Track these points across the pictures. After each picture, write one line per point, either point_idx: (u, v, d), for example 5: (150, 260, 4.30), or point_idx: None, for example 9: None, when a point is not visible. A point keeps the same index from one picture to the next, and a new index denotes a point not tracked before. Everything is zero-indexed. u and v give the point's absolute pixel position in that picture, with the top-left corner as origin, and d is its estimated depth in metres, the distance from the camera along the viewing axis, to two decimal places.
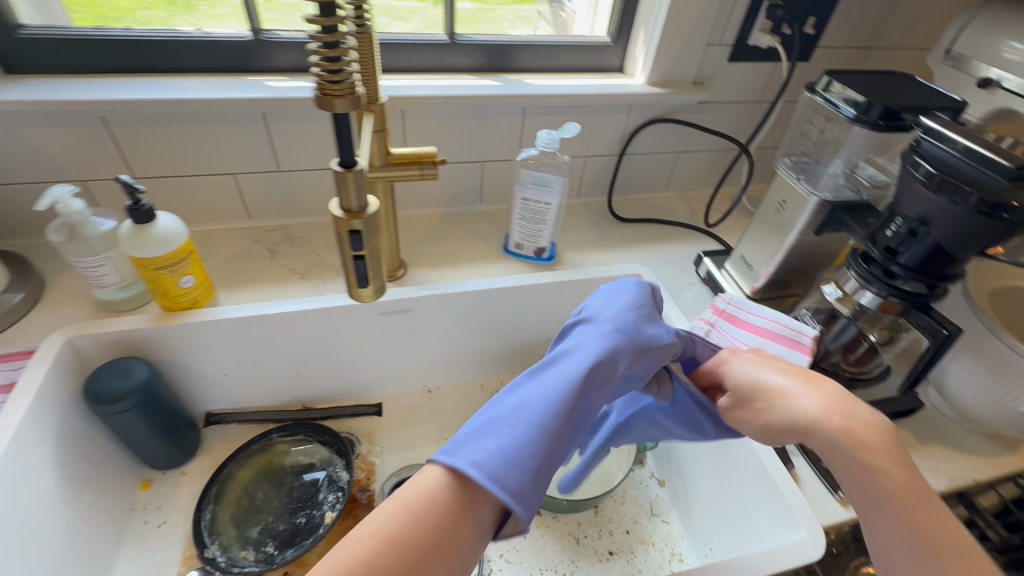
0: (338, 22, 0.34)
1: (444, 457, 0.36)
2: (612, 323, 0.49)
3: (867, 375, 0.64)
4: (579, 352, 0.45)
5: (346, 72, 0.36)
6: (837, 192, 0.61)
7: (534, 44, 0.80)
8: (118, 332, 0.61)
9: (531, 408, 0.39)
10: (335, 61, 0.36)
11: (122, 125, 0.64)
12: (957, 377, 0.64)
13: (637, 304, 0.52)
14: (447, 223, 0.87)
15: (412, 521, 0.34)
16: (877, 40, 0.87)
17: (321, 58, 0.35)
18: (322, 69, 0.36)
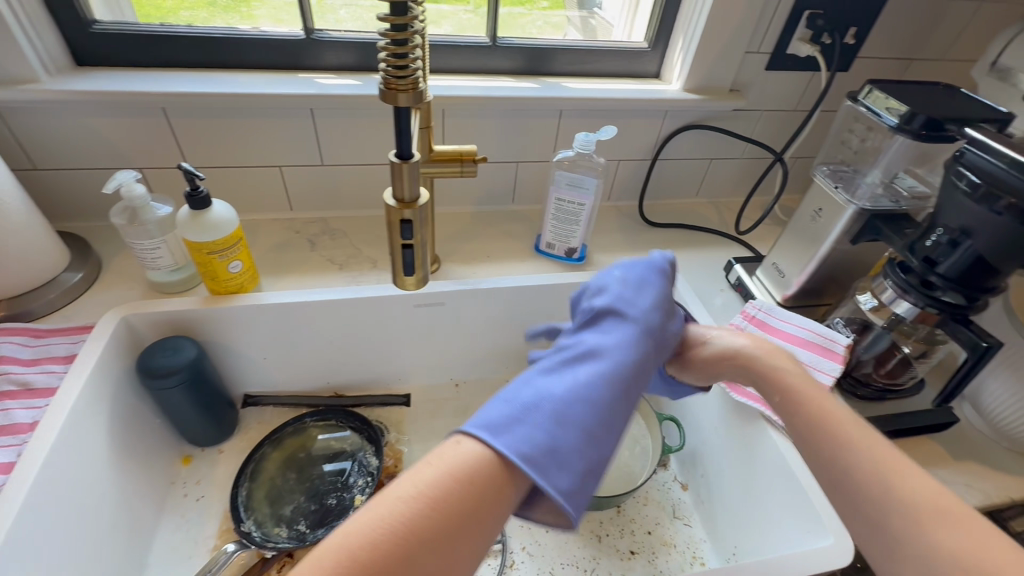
0: (409, 22, 0.38)
1: (490, 442, 0.37)
2: (641, 319, 0.50)
3: (900, 387, 0.64)
4: (615, 353, 0.46)
5: (411, 69, 0.39)
6: (875, 201, 0.61)
7: (572, 48, 0.82)
8: (169, 312, 0.64)
9: (574, 409, 0.40)
10: (402, 58, 0.39)
11: (181, 117, 0.67)
12: (995, 393, 0.63)
13: (661, 295, 0.53)
14: (480, 221, 0.88)
15: (456, 489, 0.35)
16: (920, 51, 0.86)
17: (389, 54, 0.39)
18: (389, 64, 0.39)
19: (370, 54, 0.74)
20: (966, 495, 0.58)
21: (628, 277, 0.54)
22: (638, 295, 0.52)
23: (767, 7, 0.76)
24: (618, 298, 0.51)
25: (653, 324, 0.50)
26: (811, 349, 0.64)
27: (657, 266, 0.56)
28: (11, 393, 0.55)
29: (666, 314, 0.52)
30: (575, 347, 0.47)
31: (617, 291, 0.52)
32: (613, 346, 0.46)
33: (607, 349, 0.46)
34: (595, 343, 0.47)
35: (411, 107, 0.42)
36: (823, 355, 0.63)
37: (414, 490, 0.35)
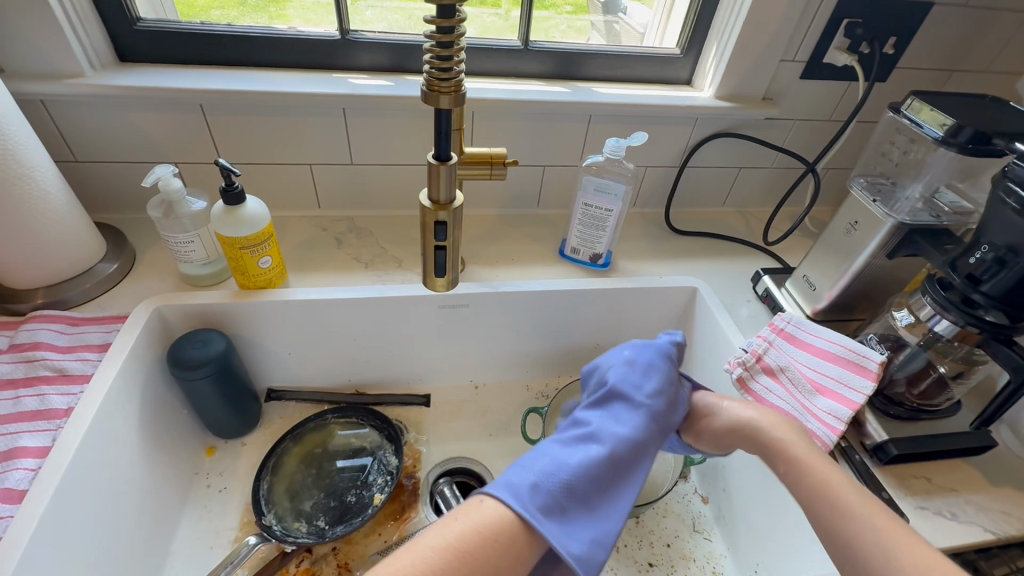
0: (456, 25, 0.38)
1: (507, 519, 0.40)
2: (651, 403, 0.52)
3: (935, 408, 0.62)
4: (624, 436, 0.49)
5: (455, 72, 0.40)
6: (914, 215, 0.59)
7: (604, 53, 0.81)
8: (200, 305, 0.65)
9: (586, 492, 0.44)
10: (447, 61, 0.40)
11: (217, 114, 0.68)
12: None
13: (665, 376, 0.55)
14: (505, 224, 0.88)
15: (484, 547, 0.39)
16: (962, 63, 0.84)
17: (434, 56, 0.39)
18: (433, 66, 0.40)
19: (402, 56, 0.75)
20: (1002, 523, 0.56)
21: (640, 357, 0.56)
22: (649, 376, 0.54)
23: (805, 15, 0.75)
24: (628, 378, 0.54)
25: (661, 408, 0.53)
26: (843, 366, 0.63)
27: (670, 350, 0.58)
28: (48, 378, 0.57)
29: (675, 397, 0.54)
30: (585, 425, 0.50)
31: (628, 371, 0.55)
32: (621, 430, 0.49)
33: (616, 432, 0.49)
34: (605, 424, 0.50)
35: (451, 110, 0.42)
36: (855, 373, 0.62)
37: (443, 542, 0.38)
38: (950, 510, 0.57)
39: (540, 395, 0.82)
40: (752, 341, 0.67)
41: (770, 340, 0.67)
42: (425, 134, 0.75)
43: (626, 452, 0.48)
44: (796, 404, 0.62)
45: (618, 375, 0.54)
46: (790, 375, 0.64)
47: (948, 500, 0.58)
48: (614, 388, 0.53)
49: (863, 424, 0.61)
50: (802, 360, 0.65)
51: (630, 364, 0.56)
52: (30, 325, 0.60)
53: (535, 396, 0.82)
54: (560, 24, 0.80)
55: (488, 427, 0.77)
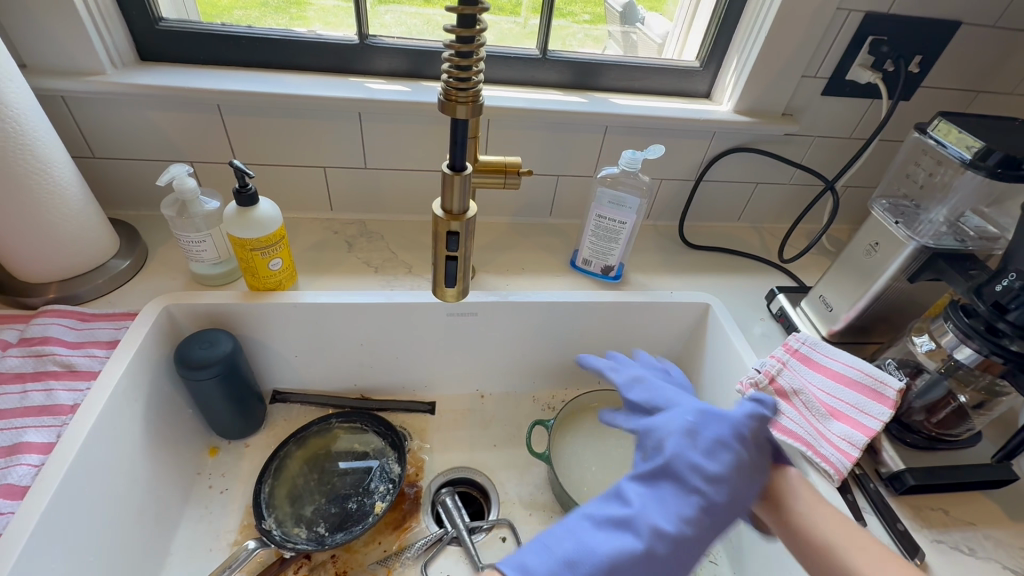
0: (475, 35, 0.38)
1: None
2: (704, 495, 0.46)
3: (954, 438, 0.60)
4: (665, 527, 0.44)
5: (473, 82, 0.39)
6: (938, 238, 0.58)
7: (622, 65, 0.81)
8: (210, 304, 0.65)
9: None
10: (465, 71, 0.39)
11: (234, 115, 0.69)
12: None
13: (737, 459, 0.47)
14: (516, 232, 0.88)
15: None
16: (989, 84, 0.82)
17: (452, 66, 0.39)
18: (451, 76, 0.39)
19: (420, 62, 0.74)
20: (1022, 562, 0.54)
21: (704, 432, 0.49)
22: (711, 459, 0.47)
23: (828, 31, 0.74)
24: (685, 457, 0.47)
25: (719, 499, 0.46)
26: (858, 391, 0.61)
27: (742, 426, 0.49)
28: (56, 373, 0.56)
29: (739, 489, 0.47)
30: (624, 505, 0.46)
31: (686, 446, 0.48)
32: (663, 521, 0.44)
33: (657, 523, 0.44)
34: (645, 511, 0.45)
35: (468, 120, 0.41)
36: (871, 399, 0.60)
37: None
38: (968, 545, 0.55)
39: (547, 407, 0.81)
40: (765, 361, 0.66)
41: (784, 361, 0.65)
42: (440, 140, 0.75)
43: (664, 550, 0.43)
44: (809, 428, 0.61)
45: (674, 450, 0.48)
46: (804, 398, 0.62)
47: (966, 534, 0.56)
48: (666, 463, 0.47)
49: (879, 451, 0.60)
50: (816, 383, 0.64)
51: (692, 438, 0.49)
52: (40, 319, 0.60)
53: (541, 408, 0.81)
54: (579, 34, 0.79)
55: (493, 438, 0.76)
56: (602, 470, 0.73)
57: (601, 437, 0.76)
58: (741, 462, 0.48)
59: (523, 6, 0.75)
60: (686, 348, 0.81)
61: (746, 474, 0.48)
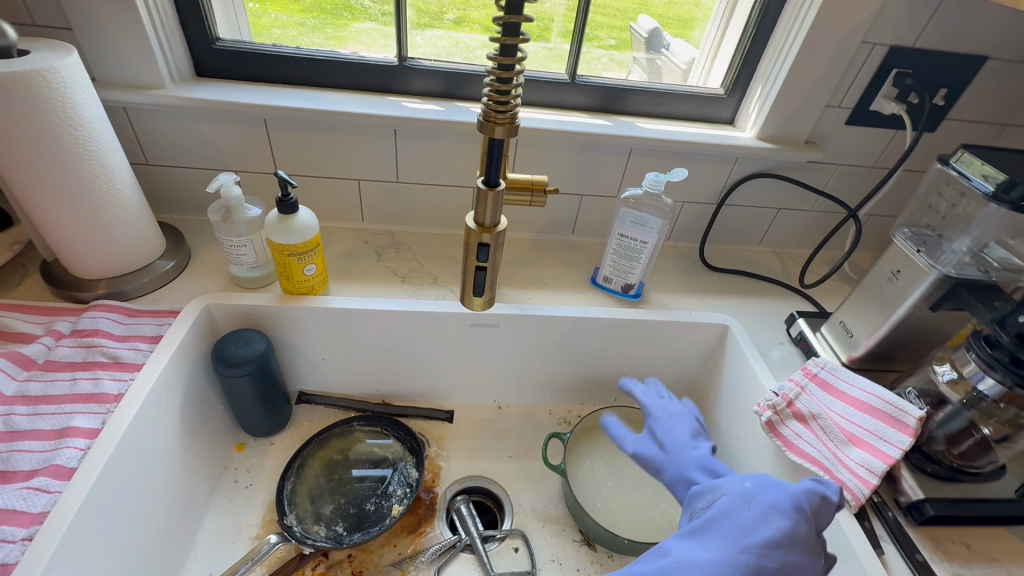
0: (516, 63, 0.41)
1: None
2: (754, 555, 0.43)
3: (976, 471, 0.59)
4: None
5: (511, 105, 0.42)
6: (959, 268, 0.58)
7: (647, 90, 0.83)
8: (246, 305, 0.68)
9: None
10: (504, 94, 0.42)
11: (279, 129, 0.73)
12: None
13: (792, 529, 0.45)
14: (539, 248, 0.90)
15: None
16: (1016, 117, 0.82)
17: (493, 89, 0.41)
18: (491, 98, 0.42)
19: (454, 83, 0.78)
20: None
21: (758, 496, 0.47)
22: (764, 523, 0.45)
23: (851, 63, 0.75)
24: (735, 518, 0.46)
25: (771, 565, 0.43)
26: (877, 418, 0.61)
27: (801, 498, 0.47)
28: (103, 363, 0.60)
29: (793, 562, 0.43)
30: (669, 556, 0.44)
31: (736, 508, 0.47)
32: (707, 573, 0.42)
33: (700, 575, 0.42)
34: (687, 562, 0.43)
35: (505, 139, 0.44)
36: (890, 425, 0.60)
37: None
38: None
39: (562, 421, 0.82)
40: (784, 384, 0.67)
41: (802, 385, 0.66)
42: (469, 158, 0.78)
43: None
44: (827, 453, 0.61)
45: (725, 510, 0.47)
46: (822, 423, 0.63)
47: (987, 569, 0.55)
48: (715, 521, 0.46)
49: (898, 480, 0.59)
50: (834, 408, 0.64)
51: (745, 502, 0.47)
52: (91, 313, 0.64)
53: (557, 422, 0.82)
54: (605, 60, 0.82)
55: (508, 448, 0.77)
56: (616, 486, 0.73)
57: (616, 453, 0.77)
58: (795, 535, 0.45)
59: (554, 33, 0.79)
60: (704, 369, 0.82)
61: (800, 552, 0.45)
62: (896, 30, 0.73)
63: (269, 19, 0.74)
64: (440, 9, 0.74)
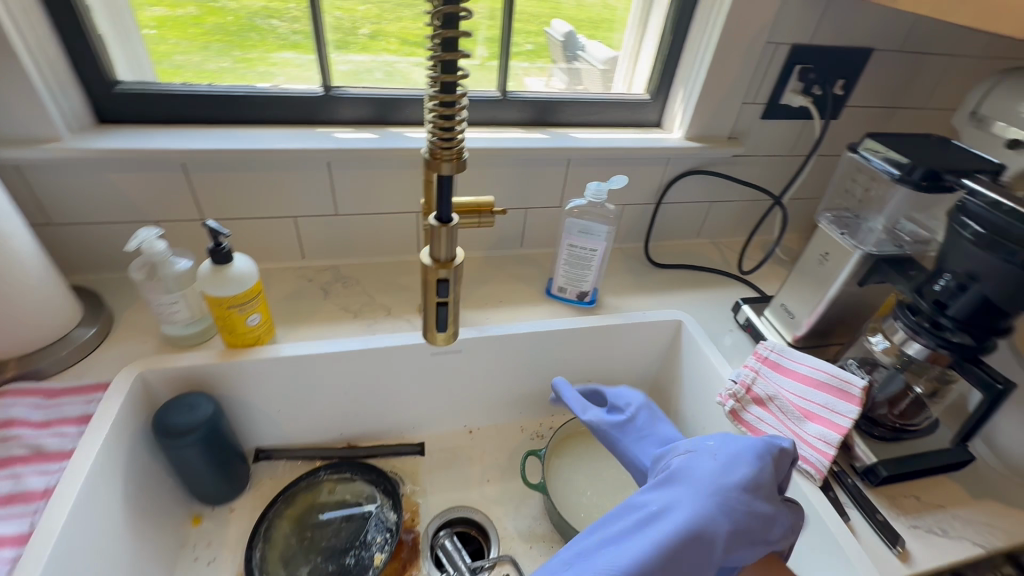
0: (459, 97, 0.40)
1: None
2: (722, 497, 0.44)
3: (913, 427, 0.64)
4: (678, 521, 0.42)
5: (458, 140, 0.41)
6: (879, 246, 0.64)
7: (577, 101, 0.85)
8: (186, 367, 0.63)
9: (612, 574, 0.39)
10: (450, 129, 0.41)
11: (201, 173, 0.68)
12: (1009, 432, 0.65)
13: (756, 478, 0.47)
14: (490, 265, 0.90)
15: None
16: (903, 101, 0.91)
17: (437, 126, 0.41)
18: (436, 136, 0.41)
19: (385, 109, 0.76)
20: (987, 537, 0.59)
21: (722, 449, 0.49)
22: (729, 469, 0.47)
23: (761, 62, 0.81)
24: (702, 467, 0.47)
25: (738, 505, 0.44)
26: (826, 391, 0.65)
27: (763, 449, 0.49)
28: (23, 457, 0.53)
29: (760, 507, 0.45)
30: (643, 510, 0.45)
31: (703, 459, 0.48)
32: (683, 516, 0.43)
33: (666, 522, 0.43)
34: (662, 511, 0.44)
35: (453, 174, 0.43)
36: (838, 397, 0.64)
37: None
38: (941, 526, 0.59)
39: (536, 436, 0.82)
40: (740, 371, 0.70)
41: (756, 369, 0.70)
42: (410, 183, 0.76)
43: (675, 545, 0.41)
44: (788, 432, 0.64)
45: (690, 462, 0.48)
46: (778, 404, 0.67)
47: (937, 517, 0.60)
48: (680, 472, 0.48)
49: (852, 447, 0.64)
50: (787, 388, 0.68)
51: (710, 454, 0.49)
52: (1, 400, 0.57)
53: (530, 437, 0.82)
54: (523, 64, 0.83)
55: (486, 472, 0.76)
56: (597, 494, 0.74)
57: (593, 460, 0.77)
58: (760, 481, 0.47)
59: (479, 41, 0.79)
60: (664, 365, 0.84)
61: (766, 499, 0.46)
62: (795, 29, 0.79)
63: (166, 45, 0.68)
64: (353, 24, 0.71)
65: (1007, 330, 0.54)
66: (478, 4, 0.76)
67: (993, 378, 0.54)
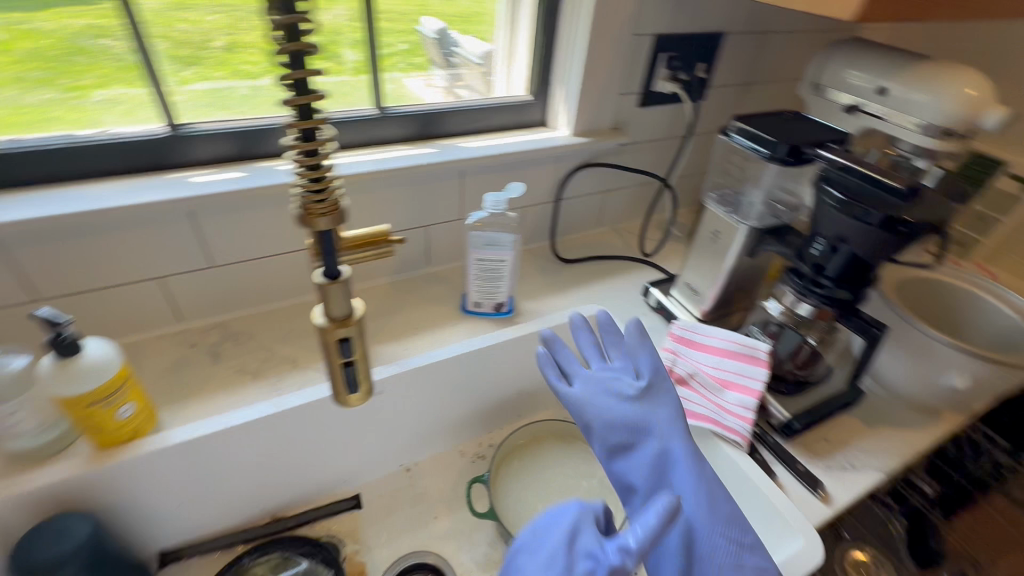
0: (323, 145, 0.36)
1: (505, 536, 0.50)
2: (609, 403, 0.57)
3: (809, 378, 0.71)
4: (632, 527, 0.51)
5: (331, 193, 0.37)
6: (760, 218, 0.68)
7: (460, 109, 0.83)
8: (46, 485, 0.52)
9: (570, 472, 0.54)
10: (319, 182, 0.37)
11: (23, 248, 0.56)
12: (890, 366, 0.71)
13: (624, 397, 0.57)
14: (399, 291, 0.85)
15: None
16: (757, 77, 1.00)
17: (304, 181, 0.36)
18: (306, 191, 0.37)
19: (249, 142, 0.68)
20: (885, 461, 0.66)
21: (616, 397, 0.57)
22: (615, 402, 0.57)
23: (629, 55, 0.83)
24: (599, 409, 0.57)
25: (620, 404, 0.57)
26: (737, 359, 0.70)
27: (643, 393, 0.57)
28: None
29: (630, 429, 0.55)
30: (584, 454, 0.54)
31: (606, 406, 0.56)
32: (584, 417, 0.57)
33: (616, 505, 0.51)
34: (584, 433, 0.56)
35: (333, 229, 0.39)
36: (748, 363, 0.69)
37: None
38: (850, 462, 0.66)
39: (476, 458, 0.79)
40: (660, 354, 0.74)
41: (674, 350, 0.73)
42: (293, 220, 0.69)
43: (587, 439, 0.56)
44: (710, 404, 0.68)
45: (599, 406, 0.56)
46: (698, 378, 0.70)
47: (845, 453, 0.67)
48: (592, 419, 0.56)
49: (767, 407, 0.68)
50: (702, 361, 0.72)
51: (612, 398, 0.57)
52: None
53: (471, 461, 0.79)
54: (399, 62, 0.78)
55: (431, 509, 0.72)
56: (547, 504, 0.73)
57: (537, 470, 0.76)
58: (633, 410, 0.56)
59: (344, 46, 0.73)
60: None
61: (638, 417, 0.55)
62: (655, 20, 0.82)
63: None
64: (204, 38, 0.62)
65: (872, 277, 0.61)
66: (336, 7, 0.69)
67: (871, 324, 0.62)
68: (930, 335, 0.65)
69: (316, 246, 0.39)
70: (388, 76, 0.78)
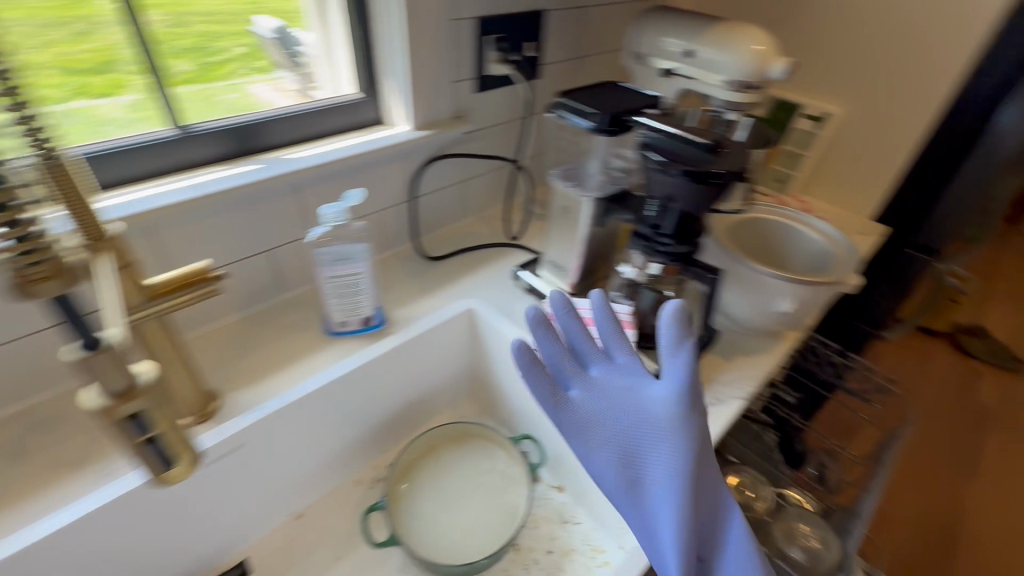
0: (14, 214, 0.36)
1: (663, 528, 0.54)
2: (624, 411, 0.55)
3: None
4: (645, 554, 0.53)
5: (44, 257, 0.38)
6: (602, 188, 0.71)
7: (282, 117, 0.75)
8: None
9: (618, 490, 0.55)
10: (29, 251, 0.37)
11: None
12: (734, 302, 0.79)
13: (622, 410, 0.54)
14: (253, 325, 0.77)
15: None
16: (585, 51, 1.03)
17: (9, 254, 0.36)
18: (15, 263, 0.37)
19: None
20: (743, 389, 0.73)
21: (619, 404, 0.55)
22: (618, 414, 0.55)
23: (453, 41, 0.81)
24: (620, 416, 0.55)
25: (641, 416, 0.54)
26: None
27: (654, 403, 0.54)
28: None
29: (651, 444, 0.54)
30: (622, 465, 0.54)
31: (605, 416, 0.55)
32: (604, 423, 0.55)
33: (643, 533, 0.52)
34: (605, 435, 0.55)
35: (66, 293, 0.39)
36: None
37: None
38: (716, 397, 0.72)
39: (374, 482, 0.75)
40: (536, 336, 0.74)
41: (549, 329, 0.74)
42: None
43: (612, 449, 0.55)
44: None
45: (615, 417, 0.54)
46: None
47: (711, 391, 0.73)
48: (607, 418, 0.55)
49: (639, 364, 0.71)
50: None
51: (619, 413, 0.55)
52: None
53: (368, 487, 0.75)
54: (199, 74, 0.71)
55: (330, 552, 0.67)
56: None
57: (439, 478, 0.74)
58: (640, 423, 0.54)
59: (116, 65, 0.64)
60: (474, 354, 0.84)
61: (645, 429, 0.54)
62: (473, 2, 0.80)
63: None
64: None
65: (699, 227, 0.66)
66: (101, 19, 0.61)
67: (709, 270, 0.69)
68: (757, 272, 0.72)
69: (25, 301, 0.45)
70: (234, 80, 0.75)
